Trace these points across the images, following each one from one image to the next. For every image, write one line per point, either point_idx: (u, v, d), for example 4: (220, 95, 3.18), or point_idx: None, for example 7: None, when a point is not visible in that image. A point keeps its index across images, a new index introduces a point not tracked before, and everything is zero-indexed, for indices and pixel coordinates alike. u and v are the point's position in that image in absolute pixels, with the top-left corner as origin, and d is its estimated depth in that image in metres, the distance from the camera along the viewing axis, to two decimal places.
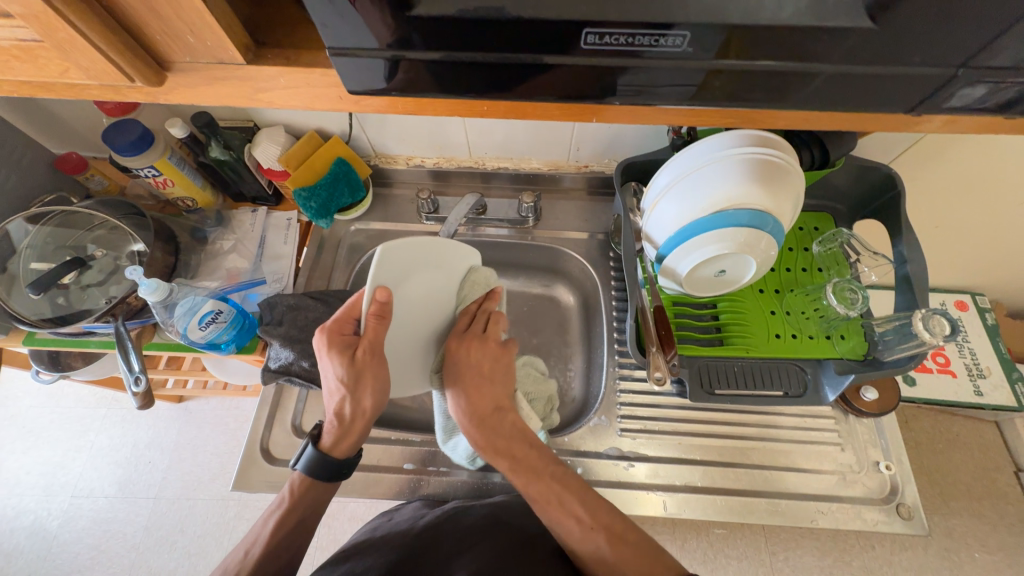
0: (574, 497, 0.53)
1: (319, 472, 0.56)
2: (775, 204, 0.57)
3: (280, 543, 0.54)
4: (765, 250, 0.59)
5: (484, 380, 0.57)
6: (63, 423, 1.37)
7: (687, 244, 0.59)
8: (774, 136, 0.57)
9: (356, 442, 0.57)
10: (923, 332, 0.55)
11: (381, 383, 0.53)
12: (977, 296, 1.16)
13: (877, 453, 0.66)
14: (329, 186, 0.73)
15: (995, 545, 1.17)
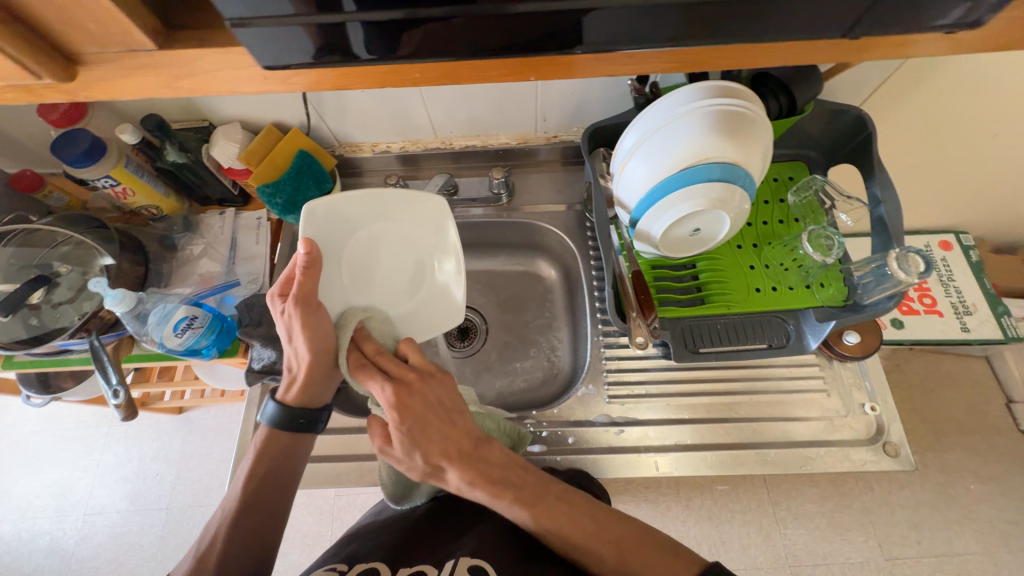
0: (583, 518, 0.50)
1: (280, 422, 0.57)
2: (743, 155, 0.56)
3: (253, 498, 0.55)
4: (739, 204, 0.58)
5: (430, 424, 0.50)
6: (66, 444, 1.38)
7: (660, 205, 0.58)
8: (738, 86, 0.56)
9: (315, 396, 0.58)
10: (897, 270, 0.55)
11: (318, 332, 0.53)
12: (960, 235, 1.18)
13: (863, 395, 0.66)
14: (294, 181, 0.70)
15: (987, 474, 1.32)
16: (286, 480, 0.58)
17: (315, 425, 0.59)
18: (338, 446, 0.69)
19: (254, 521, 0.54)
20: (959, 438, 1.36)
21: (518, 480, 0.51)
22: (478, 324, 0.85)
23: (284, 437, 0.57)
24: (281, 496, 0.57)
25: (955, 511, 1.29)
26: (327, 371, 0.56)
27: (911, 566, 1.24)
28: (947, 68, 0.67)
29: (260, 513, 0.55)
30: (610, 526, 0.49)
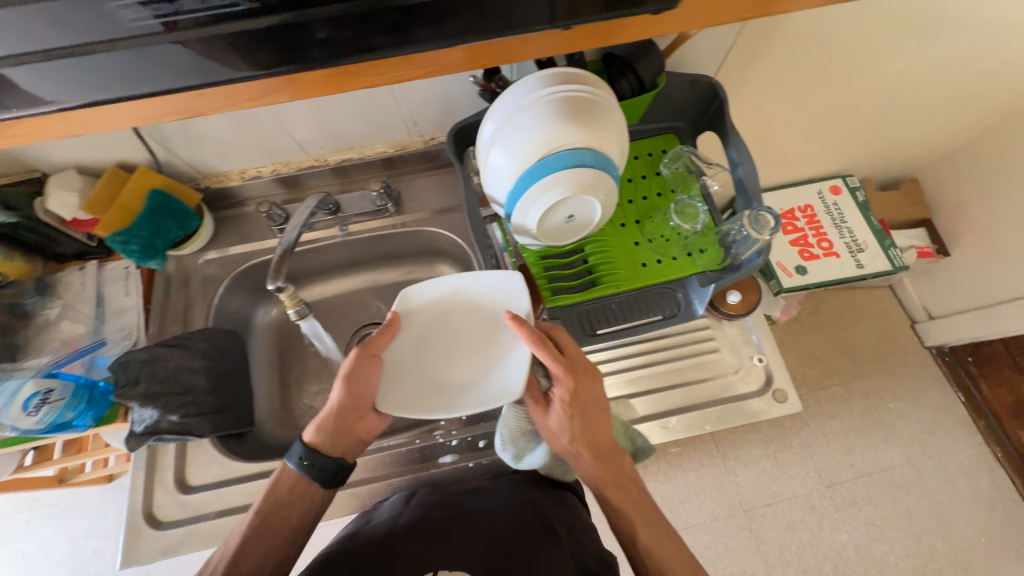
0: (667, 543, 0.56)
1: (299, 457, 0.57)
2: (592, 137, 0.55)
3: (257, 539, 0.54)
4: (601, 185, 0.58)
5: (587, 422, 0.59)
6: None
7: (523, 199, 0.58)
8: (575, 72, 0.56)
9: (330, 443, 0.58)
10: (753, 231, 0.58)
11: (355, 384, 0.57)
12: (847, 178, 1.26)
13: (751, 348, 0.69)
14: (149, 224, 0.66)
15: (903, 392, 1.45)
16: (297, 524, 0.56)
17: (339, 475, 0.57)
18: (237, 499, 0.61)
19: (264, 546, 0.54)
20: (876, 364, 1.48)
21: (626, 484, 0.59)
22: None
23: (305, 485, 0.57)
24: (291, 540, 0.56)
25: (879, 431, 1.40)
26: (343, 420, 0.58)
27: (849, 488, 1.35)
28: (784, 27, 0.71)
29: (262, 556, 0.54)
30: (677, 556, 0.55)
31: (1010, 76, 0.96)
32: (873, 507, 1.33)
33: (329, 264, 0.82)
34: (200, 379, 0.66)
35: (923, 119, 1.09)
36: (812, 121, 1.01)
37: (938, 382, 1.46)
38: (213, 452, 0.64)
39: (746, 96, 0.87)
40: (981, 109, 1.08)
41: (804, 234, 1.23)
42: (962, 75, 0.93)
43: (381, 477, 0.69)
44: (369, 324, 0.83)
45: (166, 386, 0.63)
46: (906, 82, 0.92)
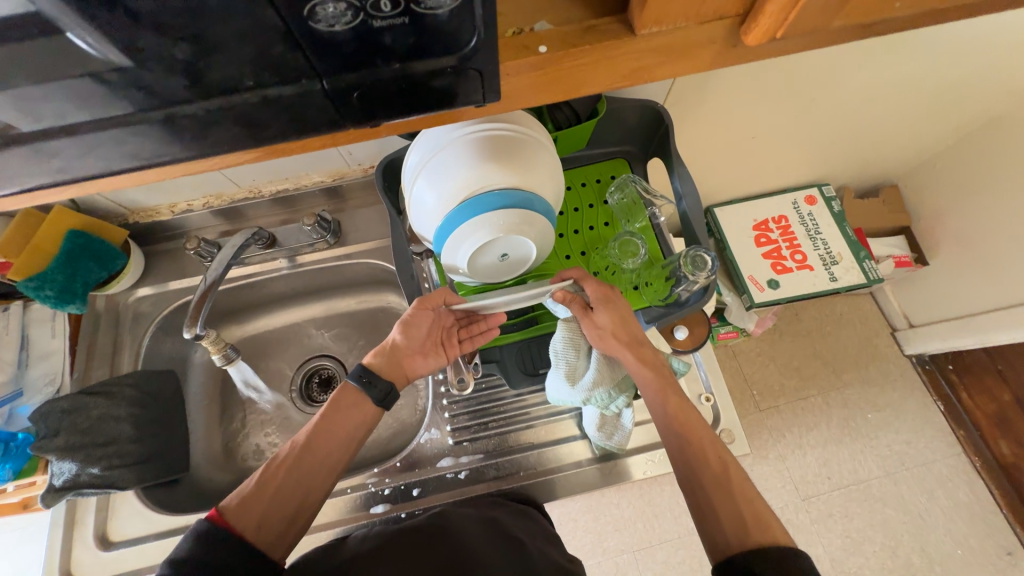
0: (713, 443, 0.53)
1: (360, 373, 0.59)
2: (514, 178, 0.52)
3: (299, 463, 0.53)
4: (529, 225, 0.53)
5: (628, 327, 0.59)
6: None
7: (446, 244, 0.55)
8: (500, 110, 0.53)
9: (383, 368, 0.60)
10: (694, 271, 0.58)
11: (416, 319, 0.60)
12: (823, 187, 1.23)
13: (699, 387, 0.65)
14: (67, 267, 0.62)
15: (883, 402, 1.42)
16: (334, 461, 0.55)
17: (385, 401, 0.58)
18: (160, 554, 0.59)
19: (313, 467, 0.54)
20: (855, 373, 1.46)
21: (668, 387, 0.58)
22: (337, 373, 0.80)
23: (344, 414, 0.57)
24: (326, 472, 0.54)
25: (857, 442, 1.38)
26: (395, 356, 0.61)
27: (826, 501, 1.33)
28: None
29: (291, 482, 0.52)
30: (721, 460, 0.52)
31: (983, 84, 0.92)
32: (848, 519, 1.32)
33: (270, 297, 0.79)
34: (126, 427, 0.63)
35: (896, 129, 1.05)
36: (779, 135, 0.97)
37: (917, 391, 1.44)
38: (139, 505, 0.62)
39: (705, 114, 0.83)
40: (956, 117, 1.05)
41: (777, 247, 1.21)
42: (930, 86, 0.89)
43: (326, 524, 0.63)
44: (317, 357, 0.82)
45: (87, 437, 0.61)
46: (875, 94, 0.88)
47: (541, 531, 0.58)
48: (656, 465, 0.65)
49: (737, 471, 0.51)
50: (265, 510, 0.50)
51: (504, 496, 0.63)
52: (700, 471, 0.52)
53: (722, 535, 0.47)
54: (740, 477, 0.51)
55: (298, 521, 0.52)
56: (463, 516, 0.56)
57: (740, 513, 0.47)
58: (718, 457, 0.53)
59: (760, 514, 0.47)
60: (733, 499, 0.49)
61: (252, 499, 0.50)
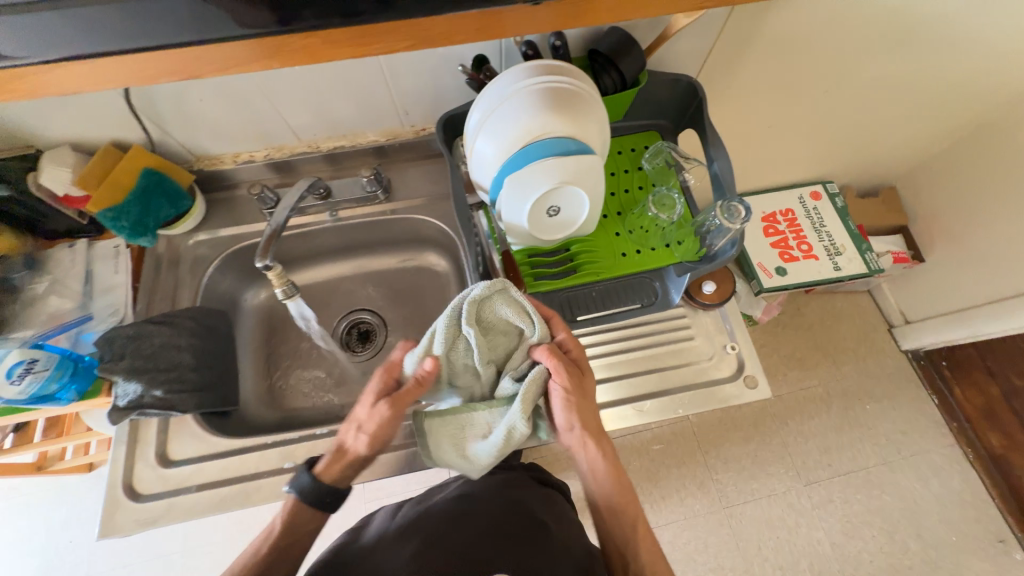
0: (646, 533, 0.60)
1: (310, 498, 0.54)
2: (548, 133, 0.57)
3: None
4: (563, 171, 0.58)
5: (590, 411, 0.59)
6: None
7: (498, 199, 0.62)
8: (533, 72, 0.58)
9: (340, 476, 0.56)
10: (725, 220, 0.62)
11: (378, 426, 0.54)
12: (827, 184, 1.31)
13: (724, 337, 0.71)
14: (141, 201, 0.67)
15: (880, 393, 1.49)
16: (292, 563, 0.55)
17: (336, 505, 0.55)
18: (220, 473, 0.62)
19: (271, 571, 0.53)
20: (854, 365, 1.52)
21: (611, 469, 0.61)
22: (376, 326, 0.84)
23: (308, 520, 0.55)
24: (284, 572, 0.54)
25: (856, 431, 1.44)
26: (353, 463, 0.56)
27: (826, 487, 1.38)
28: (761, 30, 0.74)
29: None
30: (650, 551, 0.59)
31: (979, 86, 1.01)
32: (848, 504, 1.36)
33: (318, 249, 0.84)
34: (186, 355, 0.67)
35: (896, 128, 1.13)
36: (790, 126, 1.05)
37: (912, 384, 1.50)
38: (198, 429, 0.65)
39: (726, 98, 0.90)
40: (950, 119, 1.13)
41: (785, 237, 1.27)
42: (929, 86, 0.97)
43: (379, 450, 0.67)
44: (358, 309, 0.86)
45: (152, 362, 0.64)
46: (880, 89, 0.96)
47: (554, 509, 0.69)
48: (687, 404, 0.67)
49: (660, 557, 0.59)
50: None
51: (510, 477, 0.73)
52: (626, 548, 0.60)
53: None
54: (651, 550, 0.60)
55: None
56: (487, 487, 0.67)
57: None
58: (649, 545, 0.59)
59: None
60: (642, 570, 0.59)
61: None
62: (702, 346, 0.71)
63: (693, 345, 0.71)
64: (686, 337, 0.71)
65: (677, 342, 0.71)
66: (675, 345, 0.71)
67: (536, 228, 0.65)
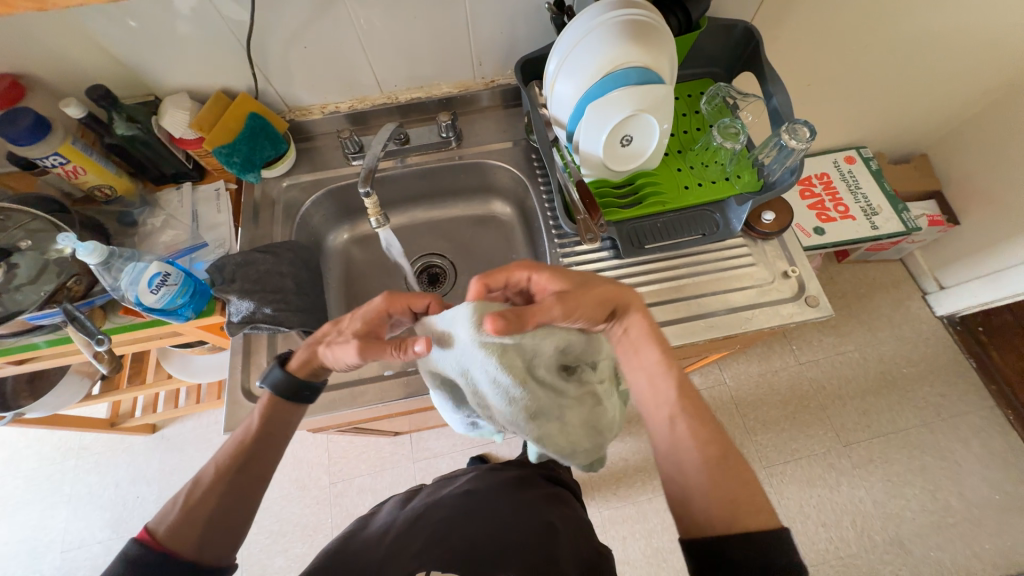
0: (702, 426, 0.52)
1: (281, 388, 0.58)
2: (622, 65, 0.63)
3: (223, 494, 0.53)
4: (638, 99, 0.64)
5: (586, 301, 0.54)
6: (42, 486, 1.40)
7: (575, 131, 0.69)
8: (608, 7, 0.63)
9: (318, 370, 0.60)
10: (791, 141, 0.66)
11: (340, 355, 0.56)
12: (861, 149, 1.35)
13: (784, 263, 0.76)
14: (249, 141, 0.74)
15: (917, 357, 1.50)
16: (260, 478, 0.56)
17: (302, 398, 0.59)
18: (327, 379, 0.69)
19: (245, 486, 0.54)
20: (890, 331, 1.54)
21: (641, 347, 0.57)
22: (446, 268, 0.90)
23: (288, 407, 0.59)
24: (257, 488, 0.56)
25: (895, 394, 1.46)
26: (309, 368, 0.59)
27: (866, 447, 1.40)
28: None
29: (221, 511, 0.52)
30: (706, 439, 0.52)
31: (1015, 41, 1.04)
32: (888, 464, 1.38)
33: (393, 197, 0.90)
34: (288, 281, 0.73)
35: (932, 88, 1.17)
36: (831, 85, 1.09)
37: (949, 348, 1.51)
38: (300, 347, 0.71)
39: (772, 52, 0.95)
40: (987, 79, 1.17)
41: (821, 199, 1.31)
42: (967, 41, 1.01)
43: None
44: (429, 253, 0.92)
45: (260, 285, 0.70)
46: (919, 45, 1.00)
47: (564, 499, 0.78)
48: (750, 322, 0.72)
49: (731, 453, 0.51)
50: (202, 535, 0.50)
51: (525, 475, 0.82)
52: (684, 437, 0.52)
53: (708, 496, 0.48)
54: (737, 461, 0.50)
55: (237, 535, 0.53)
56: (490, 481, 0.77)
57: (732, 496, 0.47)
58: (709, 435, 0.52)
59: (743, 494, 0.47)
60: (729, 480, 0.48)
61: (187, 519, 0.50)
62: (759, 273, 0.75)
63: (743, 278, 0.75)
64: (742, 266, 0.75)
65: (733, 273, 0.75)
66: (729, 274, 0.75)
67: (610, 158, 0.70)
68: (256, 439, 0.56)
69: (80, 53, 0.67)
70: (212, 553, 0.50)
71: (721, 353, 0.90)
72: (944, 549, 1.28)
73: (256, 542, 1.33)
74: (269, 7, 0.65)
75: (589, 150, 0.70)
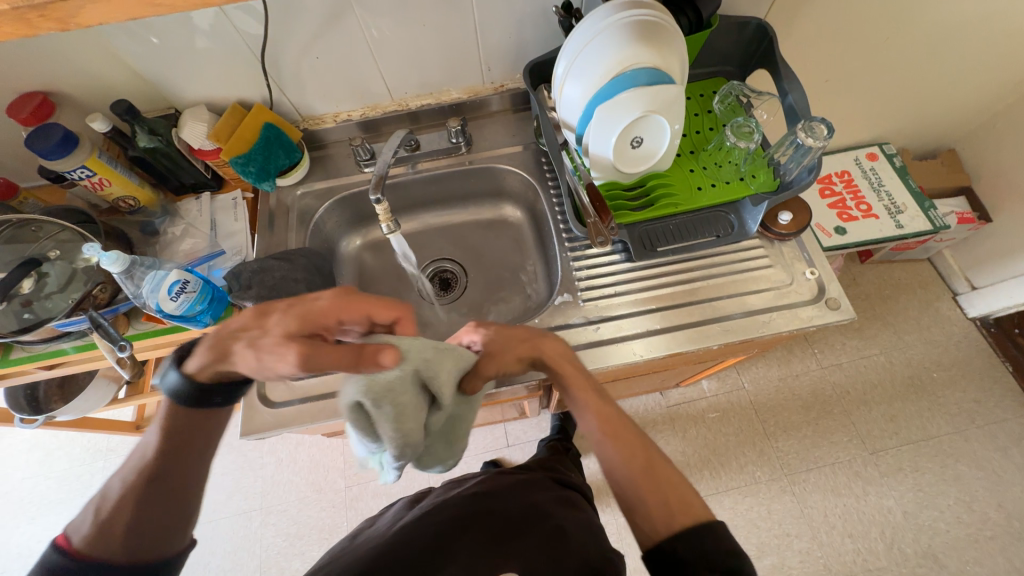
0: (642, 449, 0.58)
1: (183, 397, 0.54)
2: (631, 66, 0.62)
3: (140, 505, 0.54)
4: (647, 100, 0.63)
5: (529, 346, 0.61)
6: (72, 485, 1.45)
7: (584, 134, 0.68)
8: (616, 9, 0.63)
9: (224, 376, 0.55)
10: (808, 139, 0.63)
11: (270, 357, 0.50)
12: (884, 145, 1.31)
13: (803, 265, 0.74)
14: (264, 151, 0.76)
15: (948, 361, 1.44)
16: (180, 481, 0.56)
17: (219, 404, 0.56)
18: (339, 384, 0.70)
19: (166, 492, 0.55)
20: (918, 333, 1.48)
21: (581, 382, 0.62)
22: (457, 272, 0.91)
23: (181, 413, 0.55)
24: (181, 490, 0.56)
25: (925, 399, 1.40)
26: (219, 366, 0.53)
27: (894, 455, 1.34)
28: None
29: (144, 519, 0.54)
30: (642, 455, 0.57)
31: None
32: (919, 473, 1.32)
33: (405, 203, 0.91)
34: (302, 287, 0.74)
35: (960, 80, 1.12)
36: (851, 81, 1.06)
37: (982, 352, 1.44)
38: None
39: (789, 48, 0.93)
40: (1020, 69, 1.12)
41: (842, 198, 1.27)
42: (997, 30, 0.97)
43: None
44: (440, 258, 0.92)
45: (275, 291, 0.72)
46: (945, 36, 0.97)
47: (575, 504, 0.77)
48: (767, 326, 0.70)
49: (662, 461, 0.57)
50: (123, 544, 0.52)
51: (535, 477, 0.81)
52: (632, 465, 0.56)
53: (648, 517, 0.53)
54: (663, 464, 0.57)
55: (170, 537, 0.55)
56: (500, 482, 0.76)
57: (668, 502, 0.53)
58: (646, 454, 0.57)
59: (682, 498, 0.53)
60: (660, 488, 0.54)
61: (100, 534, 0.52)
62: (776, 276, 0.73)
63: (760, 280, 0.73)
64: (758, 268, 0.74)
65: (749, 275, 0.73)
66: (745, 277, 0.73)
67: (620, 160, 0.70)
68: (158, 451, 0.55)
69: (104, 69, 0.70)
70: (144, 557, 0.53)
71: (738, 357, 0.88)
72: (981, 563, 1.22)
73: (274, 543, 1.35)
74: (282, 19, 0.66)
75: (598, 153, 0.69)
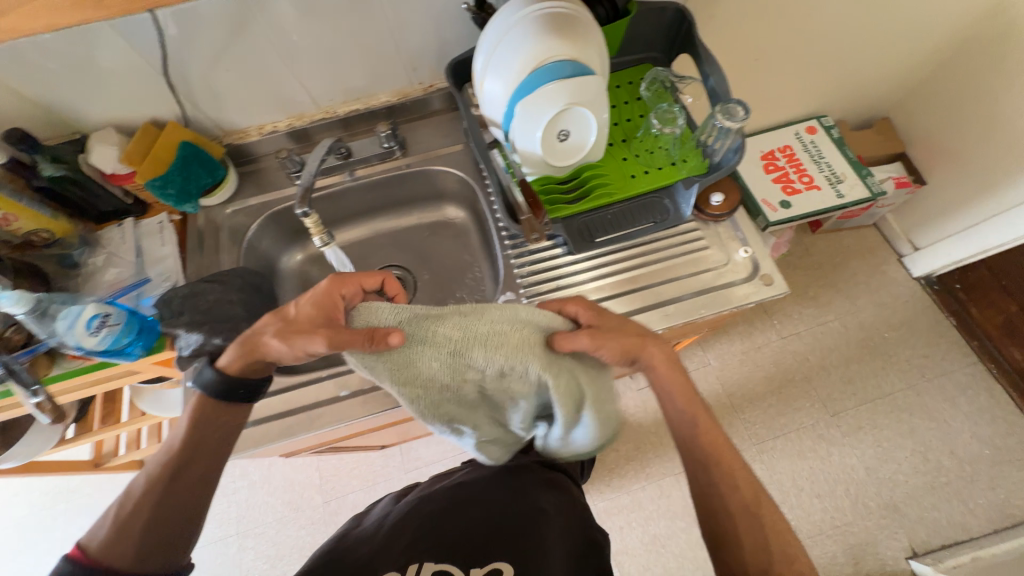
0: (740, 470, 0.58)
1: (214, 390, 0.58)
2: (548, 60, 0.62)
3: (159, 510, 0.56)
4: (566, 93, 0.62)
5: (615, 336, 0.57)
6: (34, 532, 1.38)
7: (510, 131, 0.68)
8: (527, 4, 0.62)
9: (251, 367, 0.59)
10: (726, 121, 0.65)
11: (293, 338, 0.52)
12: (822, 118, 1.34)
13: (737, 244, 0.75)
14: (182, 170, 0.73)
15: (897, 320, 1.51)
16: (198, 475, 0.58)
17: (248, 398, 0.60)
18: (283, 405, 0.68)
19: (182, 495, 0.57)
20: (869, 296, 1.54)
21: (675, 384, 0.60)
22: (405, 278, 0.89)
23: (218, 409, 0.58)
24: (199, 493, 0.58)
25: (878, 359, 1.46)
26: (251, 356, 0.56)
27: (854, 415, 1.40)
28: None
29: (162, 524, 0.56)
30: (736, 484, 0.58)
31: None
32: (877, 430, 1.38)
33: (345, 212, 0.89)
34: (237, 308, 0.71)
35: (884, 51, 1.16)
36: (780, 58, 1.08)
37: (929, 309, 1.51)
38: None
39: (716, 30, 0.94)
40: (938, 36, 1.16)
41: (785, 172, 1.30)
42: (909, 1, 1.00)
43: None
44: (387, 265, 0.90)
45: (208, 315, 0.69)
46: (862, 9, 0.99)
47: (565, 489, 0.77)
48: (710, 305, 0.71)
49: (759, 497, 0.57)
50: (134, 550, 0.54)
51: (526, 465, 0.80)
52: (728, 497, 0.57)
53: (737, 549, 0.54)
54: (768, 506, 0.57)
55: (180, 542, 0.57)
56: (488, 473, 0.75)
57: (766, 540, 0.54)
58: (747, 484, 0.58)
59: (779, 545, 0.54)
60: (757, 525, 0.55)
61: (119, 536, 0.54)
62: (715, 256, 0.74)
63: (700, 262, 0.74)
64: (696, 251, 0.75)
65: (687, 256, 0.74)
66: (685, 260, 0.74)
67: (550, 155, 0.69)
68: (191, 446, 0.58)
69: None
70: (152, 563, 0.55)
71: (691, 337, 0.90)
72: (938, 509, 1.29)
73: (254, 568, 1.32)
74: (181, 31, 0.63)
75: (526, 148, 0.69)
